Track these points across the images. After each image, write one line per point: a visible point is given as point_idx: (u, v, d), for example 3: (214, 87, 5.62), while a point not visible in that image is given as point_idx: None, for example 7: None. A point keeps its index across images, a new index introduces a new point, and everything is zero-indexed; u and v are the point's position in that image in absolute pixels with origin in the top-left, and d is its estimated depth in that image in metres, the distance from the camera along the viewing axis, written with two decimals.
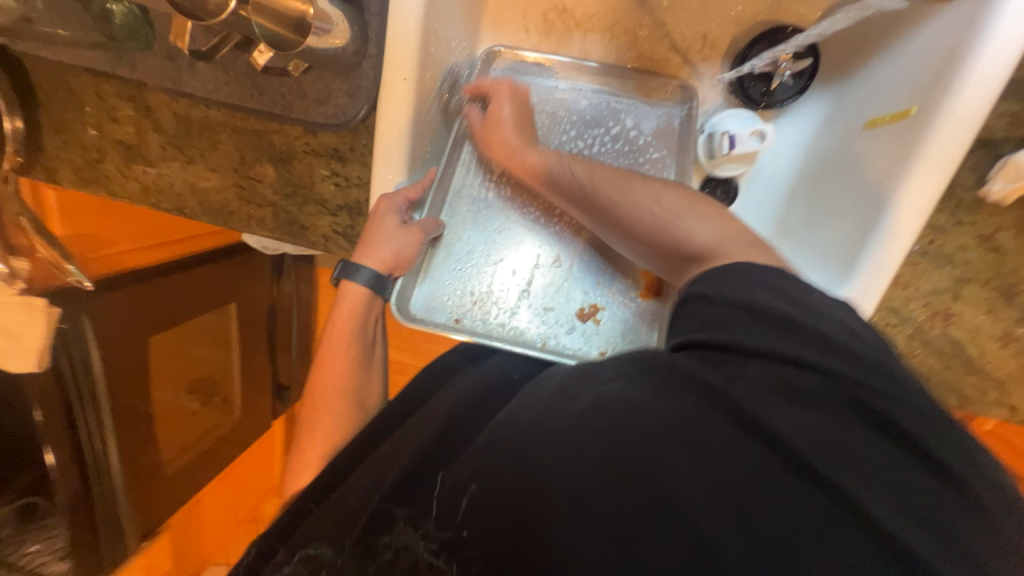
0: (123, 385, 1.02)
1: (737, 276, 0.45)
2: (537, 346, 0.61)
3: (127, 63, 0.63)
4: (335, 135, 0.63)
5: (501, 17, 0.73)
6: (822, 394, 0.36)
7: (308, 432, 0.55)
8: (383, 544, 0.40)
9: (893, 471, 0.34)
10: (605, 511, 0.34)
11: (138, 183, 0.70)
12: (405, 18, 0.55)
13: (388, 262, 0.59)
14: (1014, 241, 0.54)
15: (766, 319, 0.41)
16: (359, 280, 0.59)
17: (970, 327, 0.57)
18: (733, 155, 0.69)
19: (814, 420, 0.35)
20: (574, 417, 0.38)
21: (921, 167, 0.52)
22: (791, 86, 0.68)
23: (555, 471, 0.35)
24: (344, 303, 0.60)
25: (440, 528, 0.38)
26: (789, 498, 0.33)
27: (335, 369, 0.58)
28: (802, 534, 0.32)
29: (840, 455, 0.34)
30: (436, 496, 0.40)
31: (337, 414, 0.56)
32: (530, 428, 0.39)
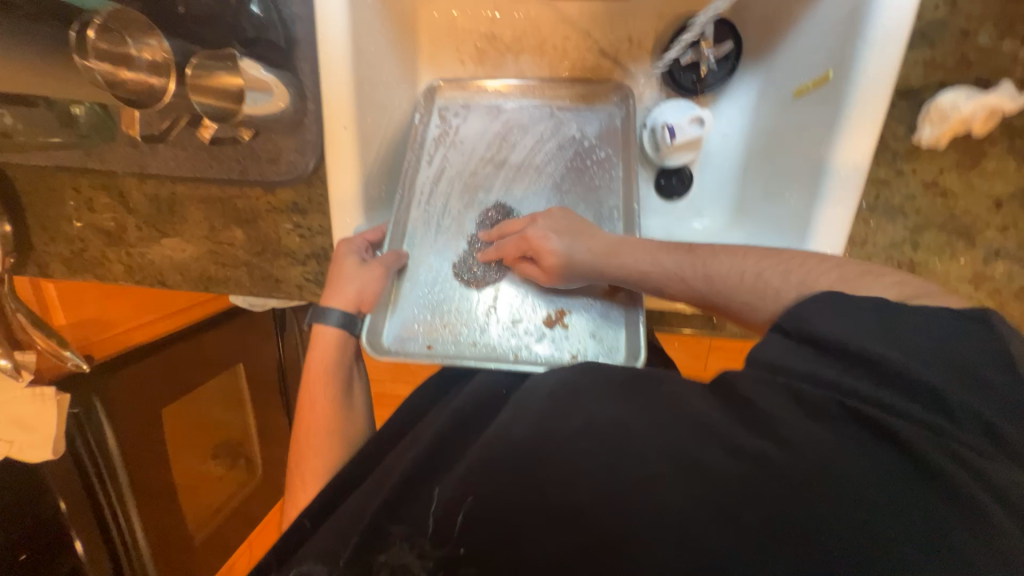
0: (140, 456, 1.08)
1: (817, 305, 0.41)
2: (509, 359, 0.61)
3: (96, 156, 0.68)
4: (292, 190, 0.66)
5: (437, 55, 0.77)
6: (829, 408, 0.34)
7: (299, 475, 0.55)
8: (377, 564, 0.40)
9: (884, 481, 0.31)
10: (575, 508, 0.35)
11: (122, 264, 0.74)
12: (334, 74, 0.59)
13: (354, 300, 0.61)
14: (959, 181, 0.54)
15: (837, 358, 0.37)
16: (329, 322, 0.61)
17: (938, 275, 0.57)
18: (677, 144, 0.70)
19: (806, 425, 0.34)
20: (573, 435, 0.37)
21: (845, 128, 0.53)
22: (719, 72, 0.70)
23: (529, 465, 0.37)
24: (319, 346, 0.61)
25: (436, 550, 0.37)
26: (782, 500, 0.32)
27: (319, 410, 0.58)
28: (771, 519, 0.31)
29: (837, 471, 0.32)
30: (430, 517, 0.39)
31: (327, 451, 0.56)
32: (520, 451, 0.38)
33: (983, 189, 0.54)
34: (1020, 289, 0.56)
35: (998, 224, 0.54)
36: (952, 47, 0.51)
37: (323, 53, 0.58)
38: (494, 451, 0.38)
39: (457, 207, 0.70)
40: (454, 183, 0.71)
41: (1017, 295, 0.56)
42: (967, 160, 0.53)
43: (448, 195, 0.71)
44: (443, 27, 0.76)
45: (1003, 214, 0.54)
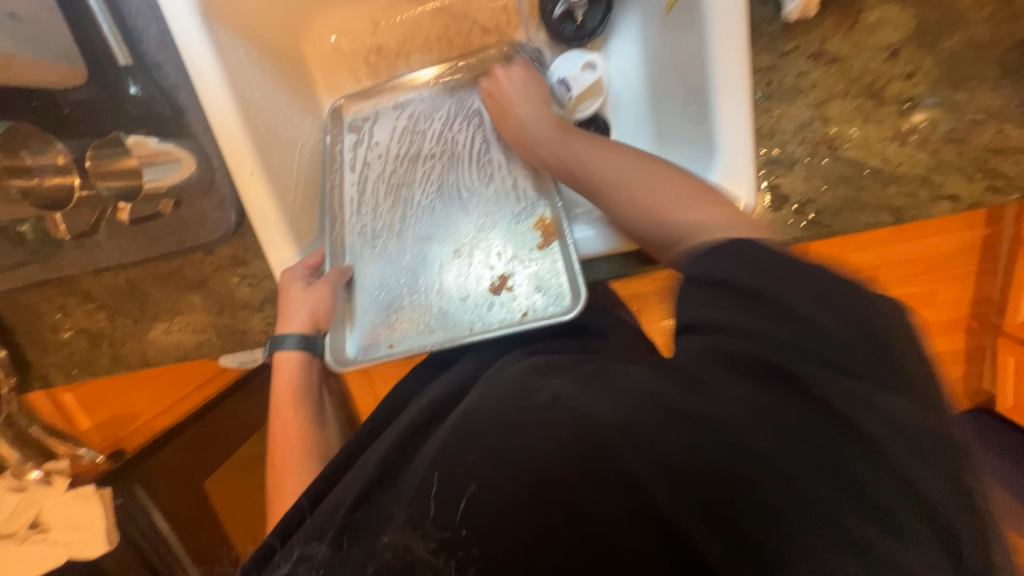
0: (190, 524, 1.17)
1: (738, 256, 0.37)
2: (466, 334, 0.61)
3: (54, 264, 0.73)
4: (228, 246, 0.69)
5: (333, 80, 0.79)
6: (754, 362, 0.33)
7: (278, 498, 0.55)
8: (379, 544, 0.37)
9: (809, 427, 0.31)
10: (519, 458, 0.35)
11: (108, 356, 0.78)
12: (227, 124, 0.61)
13: (310, 322, 0.62)
14: (845, 44, 0.53)
15: (767, 306, 0.34)
16: (288, 346, 0.62)
17: (859, 141, 0.54)
18: (578, 93, 0.70)
19: (747, 389, 0.32)
20: (535, 419, 0.36)
21: (716, 22, 0.52)
22: (595, 11, 0.70)
23: (477, 433, 0.37)
24: (282, 372, 0.62)
25: (438, 528, 0.35)
26: (710, 452, 0.31)
27: (290, 431, 0.59)
28: (685, 440, 0.32)
29: (774, 433, 0.31)
30: (430, 496, 0.36)
31: (301, 470, 0.57)
32: (492, 423, 0.37)
33: (872, 44, 0.52)
34: (949, 130, 0.53)
35: (901, 73, 0.52)
36: None
37: (210, 108, 0.61)
38: (476, 429, 0.38)
39: (385, 206, 0.71)
40: (376, 186, 0.73)
41: (948, 137, 0.53)
42: (844, 20, 0.52)
43: (373, 200, 0.72)
44: (329, 54, 0.78)
45: (902, 61, 0.52)
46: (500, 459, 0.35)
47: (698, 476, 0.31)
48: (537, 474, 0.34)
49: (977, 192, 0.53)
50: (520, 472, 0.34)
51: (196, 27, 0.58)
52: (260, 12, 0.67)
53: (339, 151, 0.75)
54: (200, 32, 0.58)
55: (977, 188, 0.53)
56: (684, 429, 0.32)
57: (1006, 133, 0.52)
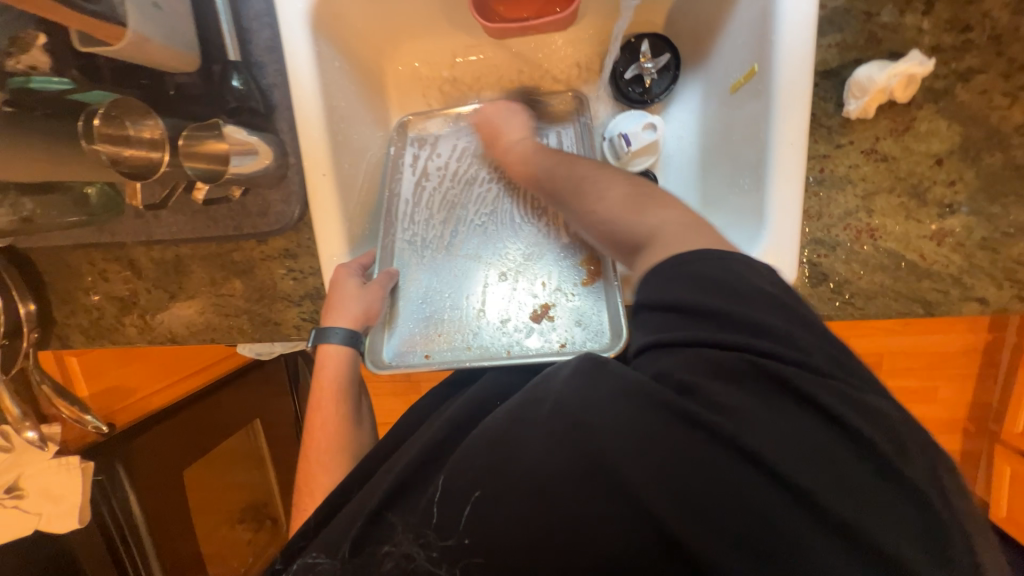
0: (165, 516, 1.12)
1: (719, 274, 0.42)
2: (503, 355, 0.63)
3: (108, 229, 0.75)
4: (283, 238, 0.72)
5: (405, 100, 0.84)
6: (737, 366, 0.37)
7: (307, 494, 0.56)
8: (383, 552, 0.39)
9: (803, 435, 0.34)
10: (541, 483, 0.35)
11: (135, 327, 0.79)
12: (310, 127, 0.65)
13: (360, 317, 0.62)
14: (896, 146, 0.57)
15: (725, 322, 0.40)
16: (333, 340, 0.62)
17: (899, 236, 0.58)
18: (635, 149, 0.74)
19: (736, 394, 0.36)
20: (535, 437, 0.36)
21: (778, 110, 0.57)
22: (662, 80, 0.76)
23: (501, 448, 0.37)
24: (328, 365, 0.62)
25: (440, 537, 0.37)
26: (709, 468, 0.33)
27: (328, 427, 0.60)
28: (706, 482, 0.33)
29: (754, 426, 0.34)
30: (434, 505, 0.38)
31: (334, 468, 0.57)
32: (511, 438, 0.37)
33: (921, 150, 0.57)
34: (983, 238, 0.57)
35: (944, 180, 0.57)
36: (859, 28, 0.56)
37: (299, 110, 0.65)
38: (495, 440, 0.38)
39: (437, 219, 0.74)
40: (432, 198, 0.76)
41: (981, 244, 0.57)
42: (899, 125, 0.57)
43: (428, 211, 0.75)
44: (408, 77, 0.83)
45: (946, 170, 0.57)
46: (506, 479, 0.36)
47: (693, 480, 0.33)
48: (537, 472, 0.35)
49: (1005, 298, 0.57)
50: (530, 479, 0.35)
51: (304, 38, 0.63)
52: (357, 32, 0.72)
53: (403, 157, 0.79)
54: (306, 43, 0.63)
55: (1006, 295, 0.57)
56: (698, 443, 0.34)
57: None
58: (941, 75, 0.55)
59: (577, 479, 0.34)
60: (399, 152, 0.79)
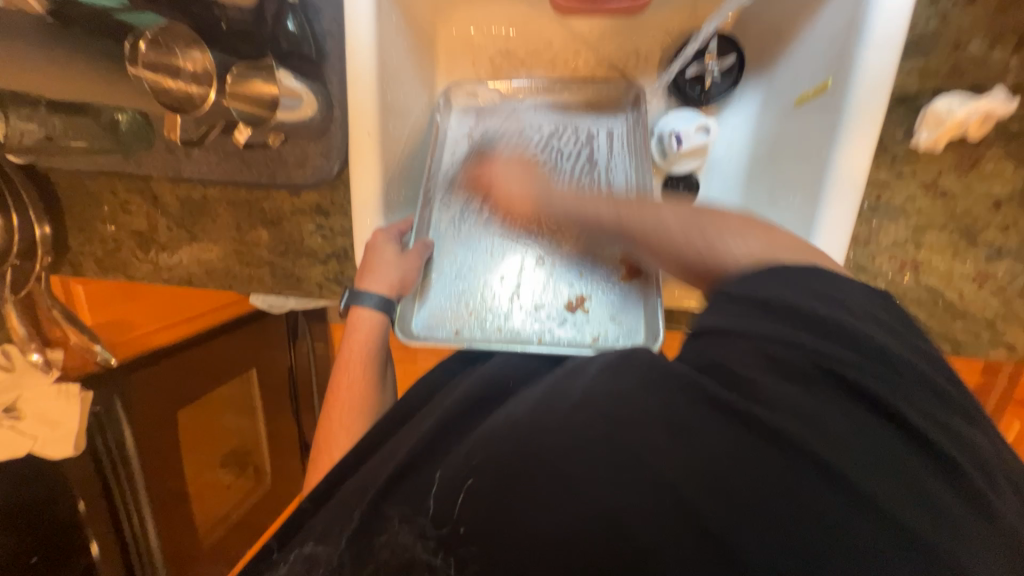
0: (156, 452, 1.13)
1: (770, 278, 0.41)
2: (533, 341, 0.62)
3: (134, 160, 0.73)
4: (316, 193, 0.70)
5: (453, 66, 0.81)
6: (799, 365, 0.35)
7: (326, 451, 0.56)
8: (379, 543, 0.36)
9: (847, 433, 0.32)
10: (581, 475, 0.32)
11: (152, 264, 0.77)
12: (361, 82, 0.63)
13: (395, 285, 0.62)
14: (958, 182, 0.56)
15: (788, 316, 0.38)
16: (367, 305, 0.62)
17: (943, 273, 0.58)
18: (684, 151, 0.72)
19: (788, 390, 0.34)
20: (564, 419, 0.34)
21: (848, 132, 0.55)
22: (722, 84, 0.73)
23: (505, 437, 0.35)
24: (360, 328, 0.62)
25: (438, 526, 0.34)
26: (749, 462, 0.31)
27: (354, 389, 0.60)
28: (761, 486, 0.31)
29: (814, 425, 0.32)
30: (433, 498, 0.36)
31: (354, 429, 0.58)
32: (532, 420, 0.36)
33: (982, 190, 0.56)
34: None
35: (998, 224, 0.56)
36: (944, 56, 0.55)
37: (352, 63, 0.62)
38: (514, 424, 0.36)
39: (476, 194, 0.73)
40: (473, 171, 0.74)
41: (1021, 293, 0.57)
42: (964, 162, 0.56)
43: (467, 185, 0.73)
44: (460, 42, 0.80)
45: (1002, 214, 0.56)
46: (522, 463, 0.33)
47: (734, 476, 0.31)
48: (568, 463, 0.33)
49: None
50: (550, 453, 0.33)
51: None
52: None
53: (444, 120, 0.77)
54: None
55: None
56: (733, 434, 0.32)
57: None
58: (1018, 117, 0.54)
59: (612, 472, 0.32)
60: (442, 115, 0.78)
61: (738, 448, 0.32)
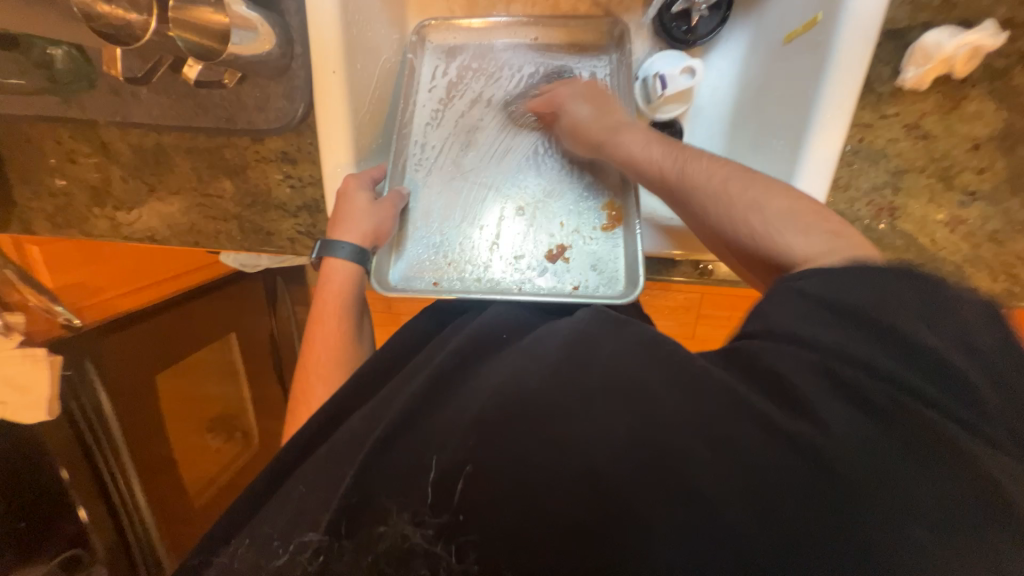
0: (135, 417, 1.11)
1: (837, 275, 0.39)
2: (513, 292, 0.61)
3: (77, 104, 0.67)
4: (282, 139, 0.66)
5: (425, 0, 0.75)
6: (857, 384, 0.33)
7: (304, 402, 0.55)
8: (378, 532, 0.36)
9: (886, 453, 0.31)
10: (584, 452, 0.33)
11: (108, 220, 0.72)
12: (323, 12, 0.58)
13: (370, 235, 0.60)
14: (940, 124, 0.56)
15: (850, 317, 0.36)
16: (340, 255, 0.60)
17: (918, 218, 0.58)
18: (668, 95, 0.69)
19: (839, 407, 0.33)
20: (581, 409, 0.34)
21: (834, 69, 0.54)
22: (710, 19, 0.70)
23: (516, 401, 0.35)
24: (333, 279, 0.61)
25: (435, 515, 0.34)
26: (771, 463, 0.31)
27: (329, 339, 0.59)
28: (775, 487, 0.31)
29: (850, 441, 0.32)
30: (431, 476, 0.35)
31: (331, 382, 0.56)
32: (543, 398, 0.35)
33: (962, 132, 0.56)
34: (994, 230, 0.58)
35: (975, 167, 0.56)
36: None
37: None
38: (518, 393, 0.36)
39: (453, 141, 0.70)
40: (450, 116, 0.71)
41: (991, 237, 0.58)
42: (948, 102, 0.55)
43: (443, 131, 0.70)
44: None
45: (980, 156, 0.56)
46: (534, 450, 0.33)
47: (756, 471, 0.31)
48: (565, 423, 0.34)
49: (996, 291, 0.59)
50: (553, 425, 0.34)
51: None
52: None
53: (419, 58, 0.73)
54: None
55: (998, 288, 0.59)
56: (762, 446, 0.32)
57: None
58: (1004, 54, 0.53)
59: (615, 440, 0.33)
60: (417, 50, 0.73)
61: (766, 458, 0.32)
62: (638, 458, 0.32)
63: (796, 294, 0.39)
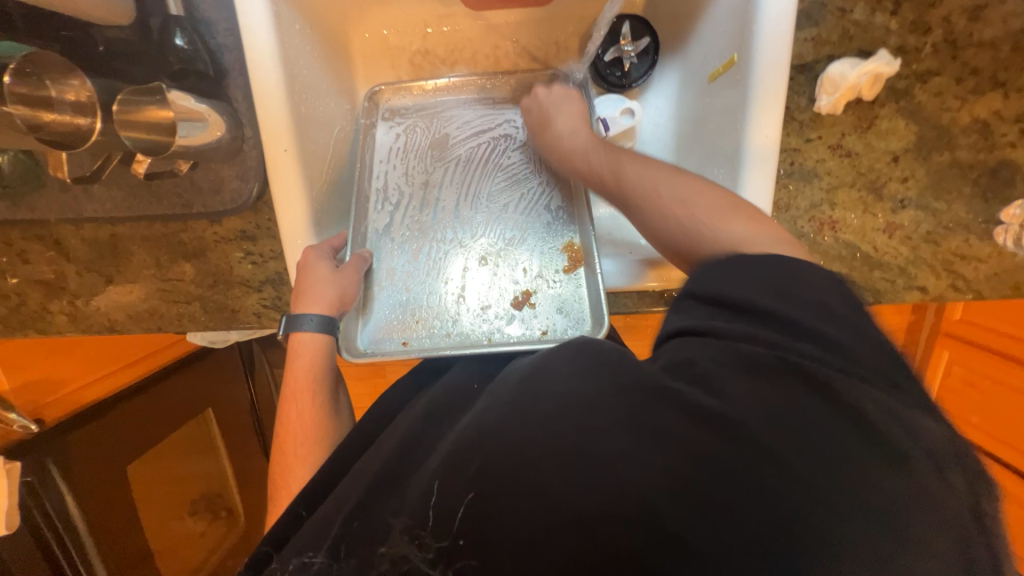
0: (106, 517, 1.03)
1: (722, 269, 0.40)
2: (484, 343, 0.61)
3: (27, 206, 0.67)
4: (239, 219, 0.66)
5: (372, 70, 0.78)
6: (765, 361, 0.33)
7: (285, 482, 0.53)
8: (379, 554, 0.32)
9: (846, 454, 0.30)
10: (559, 499, 0.30)
11: (64, 315, 0.70)
12: (270, 97, 0.59)
13: (335, 304, 0.60)
14: (859, 141, 0.60)
15: (750, 306, 0.36)
16: (306, 328, 0.59)
17: (857, 228, 0.61)
18: (613, 134, 0.73)
19: (767, 398, 0.31)
20: (540, 436, 0.31)
21: (754, 105, 0.58)
22: (640, 64, 0.75)
23: (490, 442, 0.32)
24: (303, 353, 0.59)
25: (436, 537, 0.31)
26: (723, 473, 0.29)
27: (305, 417, 0.57)
28: (748, 508, 0.28)
29: (792, 432, 0.30)
30: (428, 506, 0.31)
31: (313, 461, 0.55)
32: (500, 441, 0.32)
33: (881, 147, 0.60)
34: (928, 232, 0.61)
35: (898, 177, 0.60)
36: (832, 25, 0.58)
37: (256, 77, 0.59)
38: (483, 439, 0.32)
39: (412, 198, 0.71)
40: (406, 174, 0.73)
41: (926, 238, 0.61)
42: (862, 122, 0.60)
43: (398, 190, 0.72)
44: (375, 45, 0.77)
45: (901, 166, 0.60)
46: (507, 494, 0.30)
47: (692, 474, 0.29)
48: (536, 477, 0.30)
49: (941, 287, 0.61)
50: (525, 481, 0.30)
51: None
52: None
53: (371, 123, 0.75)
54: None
55: (942, 284, 0.61)
56: (720, 452, 0.29)
57: (970, 243, 0.60)
58: (903, 76, 0.59)
59: (584, 485, 0.30)
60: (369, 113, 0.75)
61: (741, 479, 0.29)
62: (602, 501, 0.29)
63: (701, 292, 0.39)
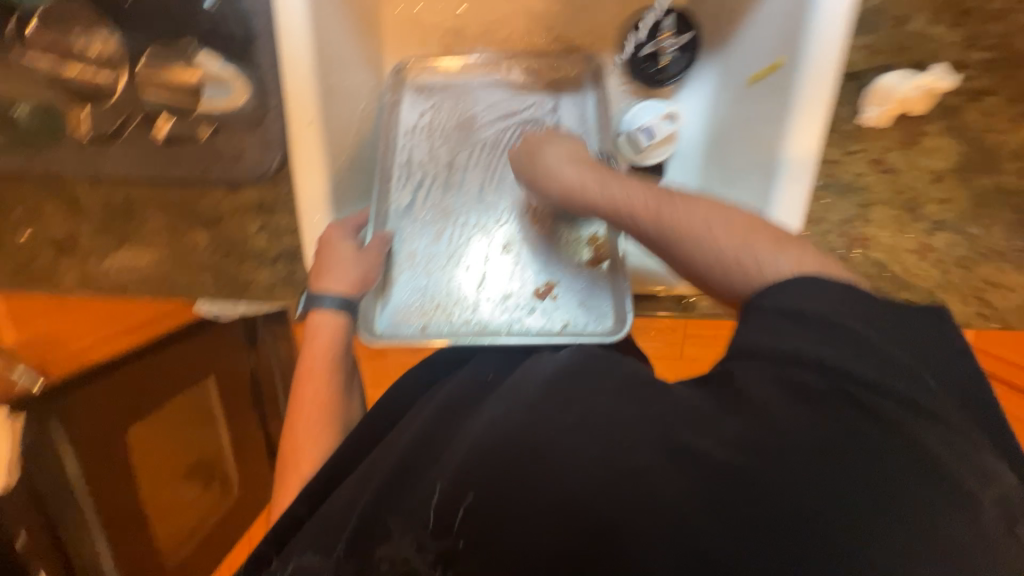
0: (105, 476, 1.04)
1: (806, 288, 0.37)
2: (502, 333, 0.60)
3: (42, 160, 0.65)
4: (258, 189, 0.64)
5: (402, 46, 0.76)
6: (818, 386, 0.33)
7: (295, 459, 0.55)
8: (375, 557, 0.34)
9: (894, 475, 0.30)
10: (586, 504, 0.31)
11: (75, 275, 0.69)
12: (298, 66, 0.58)
13: (356, 283, 0.60)
14: (902, 158, 0.58)
15: (810, 325, 0.35)
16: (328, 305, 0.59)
17: (889, 248, 0.59)
18: (657, 141, 0.69)
19: (813, 418, 0.31)
20: (557, 447, 0.33)
21: (798, 110, 0.56)
22: (680, 59, 0.73)
23: (505, 445, 0.34)
24: (319, 335, 0.60)
25: (435, 539, 0.32)
26: (750, 489, 0.30)
27: (317, 397, 0.58)
28: (775, 528, 0.29)
29: (833, 457, 0.30)
30: (428, 508, 0.33)
31: (322, 440, 0.56)
32: (509, 450, 0.33)
33: (924, 165, 0.58)
34: (962, 256, 0.59)
35: (938, 198, 0.58)
36: (887, 34, 0.56)
37: (285, 44, 0.57)
38: (493, 443, 0.34)
39: (437, 180, 0.70)
40: (432, 155, 0.71)
41: (959, 262, 0.59)
42: (907, 138, 0.58)
43: (422, 170, 0.70)
44: (406, 20, 0.75)
45: (942, 187, 0.58)
46: (518, 492, 0.32)
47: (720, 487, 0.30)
48: (550, 483, 0.31)
49: (968, 314, 0.60)
50: (539, 477, 0.32)
51: None
52: None
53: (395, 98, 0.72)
54: None
55: (969, 311, 0.60)
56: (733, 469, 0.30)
57: (1003, 271, 0.59)
58: (955, 92, 0.57)
59: (598, 488, 0.31)
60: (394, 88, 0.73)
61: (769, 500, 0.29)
62: (623, 500, 0.30)
63: (755, 309, 0.39)
